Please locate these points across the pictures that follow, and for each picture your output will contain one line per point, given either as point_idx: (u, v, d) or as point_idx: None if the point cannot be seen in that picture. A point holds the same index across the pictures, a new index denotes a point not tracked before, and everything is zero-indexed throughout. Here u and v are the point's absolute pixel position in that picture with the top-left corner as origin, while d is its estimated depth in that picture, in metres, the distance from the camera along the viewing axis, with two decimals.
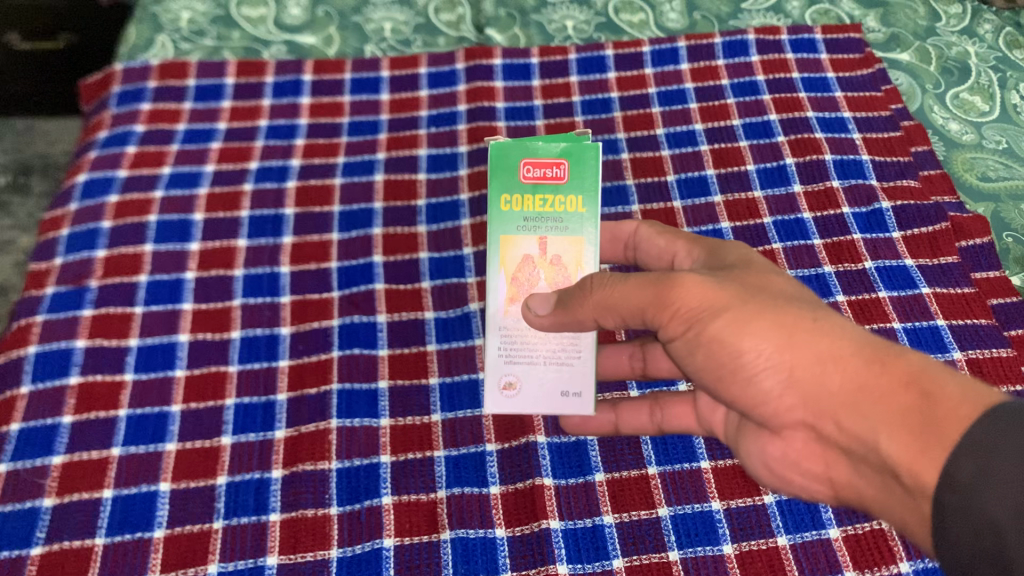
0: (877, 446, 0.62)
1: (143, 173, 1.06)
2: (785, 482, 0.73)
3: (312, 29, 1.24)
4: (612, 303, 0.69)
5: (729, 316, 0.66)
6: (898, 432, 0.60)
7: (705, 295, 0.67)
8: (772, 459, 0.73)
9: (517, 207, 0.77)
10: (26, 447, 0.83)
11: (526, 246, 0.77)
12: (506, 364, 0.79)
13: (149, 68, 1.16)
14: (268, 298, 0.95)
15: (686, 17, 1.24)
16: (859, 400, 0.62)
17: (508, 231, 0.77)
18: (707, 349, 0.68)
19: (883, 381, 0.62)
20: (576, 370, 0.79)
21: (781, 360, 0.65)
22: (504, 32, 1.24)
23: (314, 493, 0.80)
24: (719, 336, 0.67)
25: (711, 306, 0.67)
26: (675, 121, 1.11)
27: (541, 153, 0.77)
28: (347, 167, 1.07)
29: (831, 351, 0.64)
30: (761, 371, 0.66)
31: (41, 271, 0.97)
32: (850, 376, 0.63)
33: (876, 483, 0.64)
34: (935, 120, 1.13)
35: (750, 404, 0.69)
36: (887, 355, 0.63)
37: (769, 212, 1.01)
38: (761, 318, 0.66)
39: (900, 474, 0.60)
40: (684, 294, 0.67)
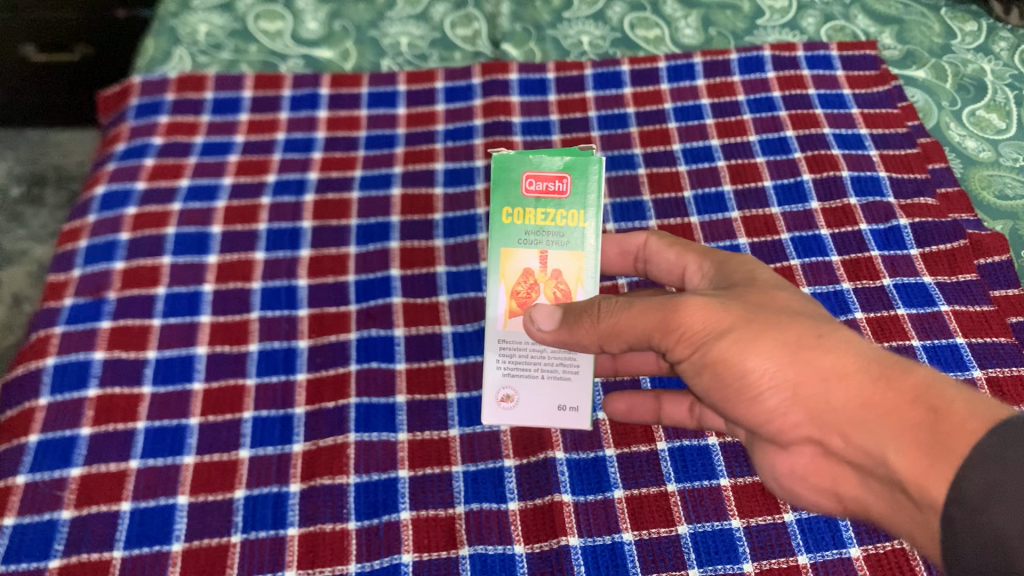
0: (884, 460, 0.60)
1: (161, 185, 1.06)
2: (793, 494, 0.72)
3: (328, 43, 1.24)
4: (618, 329, 0.69)
5: (732, 336, 0.65)
6: (906, 447, 0.58)
7: (709, 318, 0.66)
8: (782, 474, 0.71)
9: (519, 221, 0.78)
10: (43, 459, 0.83)
11: (527, 260, 0.78)
12: (505, 377, 0.80)
13: (167, 81, 1.17)
14: (286, 311, 0.95)
15: (701, 33, 1.24)
16: (864, 417, 0.60)
17: (509, 244, 0.78)
18: (712, 370, 0.67)
19: (890, 398, 0.60)
20: (574, 384, 0.80)
21: (786, 378, 0.63)
22: (520, 47, 1.25)
23: (332, 508, 0.80)
24: (723, 356, 0.65)
25: (715, 328, 0.66)
26: (692, 136, 1.11)
27: (544, 166, 0.78)
28: (365, 181, 1.07)
29: (836, 367, 0.62)
30: (766, 390, 0.64)
31: (59, 282, 0.97)
32: (856, 392, 0.61)
33: (885, 498, 0.62)
34: (952, 137, 1.13)
35: (756, 421, 0.67)
36: (894, 370, 0.61)
37: (787, 229, 1.01)
38: (765, 337, 0.64)
39: (910, 490, 0.58)
40: (689, 317, 0.66)
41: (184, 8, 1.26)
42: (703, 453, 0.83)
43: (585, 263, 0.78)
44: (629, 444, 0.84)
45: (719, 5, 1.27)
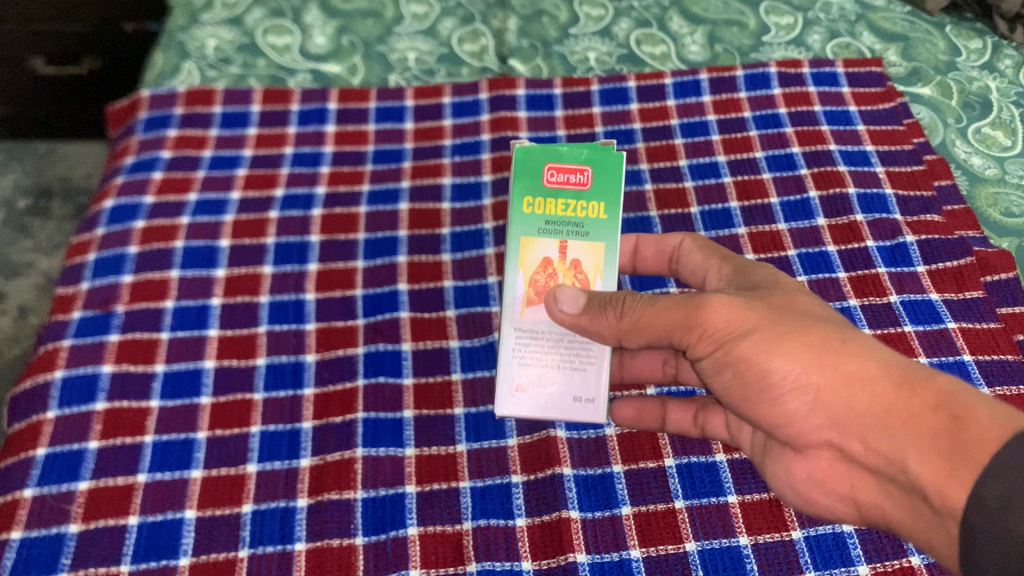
0: (904, 467, 0.65)
1: (169, 199, 1.06)
2: (809, 502, 0.75)
3: (336, 58, 1.25)
4: (643, 325, 0.72)
5: (758, 337, 0.69)
6: (926, 453, 0.64)
7: (735, 317, 0.70)
8: (798, 480, 0.75)
9: (539, 210, 0.81)
10: (51, 472, 0.83)
11: (547, 248, 0.81)
12: (521, 366, 0.81)
13: (176, 95, 1.17)
14: (293, 325, 0.95)
15: (707, 50, 1.25)
16: (886, 420, 0.66)
17: (530, 232, 0.81)
18: (736, 368, 0.71)
19: (913, 404, 0.65)
20: (589, 375, 0.81)
21: (809, 381, 0.68)
22: (527, 63, 1.25)
23: (339, 524, 0.80)
24: (748, 356, 0.70)
25: (740, 327, 0.70)
26: (699, 152, 1.12)
27: (566, 159, 0.81)
28: (373, 196, 1.08)
29: (860, 372, 0.67)
30: (789, 392, 0.69)
31: (67, 295, 0.97)
32: (878, 396, 0.67)
33: (903, 505, 0.68)
34: (957, 154, 1.13)
35: (777, 423, 0.72)
36: (914, 377, 0.66)
37: (793, 245, 1.01)
38: (790, 339, 0.69)
39: (929, 495, 0.63)
40: (715, 315, 0.70)
41: (193, 23, 1.27)
42: (710, 469, 0.83)
43: (603, 252, 0.81)
44: (637, 460, 0.84)
45: (725, 22, 1.28)
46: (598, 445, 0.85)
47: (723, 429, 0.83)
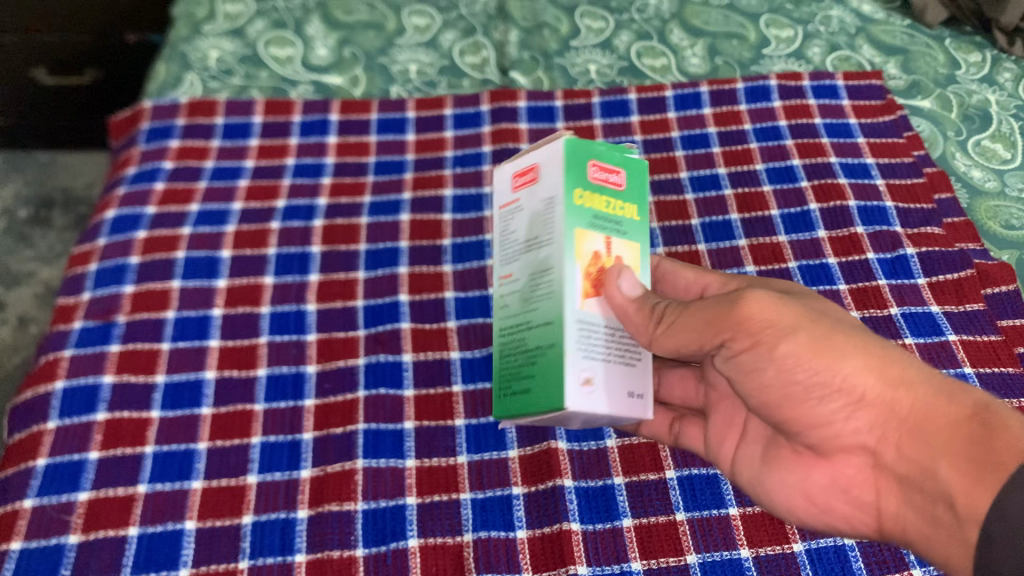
0: (935, 472, 0.66)
1: (171, 210, 1.06)
2: (825, 511, 0.73)
3: (338, 69, 1.25)
4: (680, 322, 0.69)
5: (802, 336, 0.67)
6: (958, 462, 0.64)
7: (777, 314, 0.67)
8: (816, 486, 0.73)
9: (588, 203, 0.72)
10: (51, 483, 0.83)
11: (596, 242, 0.72)
12: (585, 356, 0.69)
13: (178, 106, 1.18)
14: (295, 336, 0.95)
15: (708, 62, 1.25)
16: (925, 426, 0.67)
17: (582, 225, 0.71)
18: (775, 369, 0.67)
19: (951, 411, 0.66)
20: (637, 371, 0.73)
21: (850, 384, 0.67)
22: (528, 75, 1.25)
23: (340, 535, 0.80)
24: (789, 354, 0.66)
25: (784, 324, 0.67)
26: (700, 164, 1.12)
27: (605, 158, 0.75)
28: (374, 207, 1.08)
29: (904, 379, 0.68)
30: (827, 396, 0.68)
31: (69, 305, 0.97)
32: (918, 401, 0.67)
33: (925, 513, 0.66)
34: (957, 167, 1.13)
35: (808, 425, 0.70)
36: (953, 387, 0.67)
37: (794, 257, 1.01)
38: (834, 338, 0.68)
39: (955, 502, 0.63)
40: (756, 310, 0.67)
41: (196, 34, 1.27)
42: (711, 481, 0.83)
43: (638, 254, 0.76)
44: (638, 472, 0.84)
45: (725, 35, 1.28)
46: (599, 457, 0.85)
47: (700, 441, 0.82)
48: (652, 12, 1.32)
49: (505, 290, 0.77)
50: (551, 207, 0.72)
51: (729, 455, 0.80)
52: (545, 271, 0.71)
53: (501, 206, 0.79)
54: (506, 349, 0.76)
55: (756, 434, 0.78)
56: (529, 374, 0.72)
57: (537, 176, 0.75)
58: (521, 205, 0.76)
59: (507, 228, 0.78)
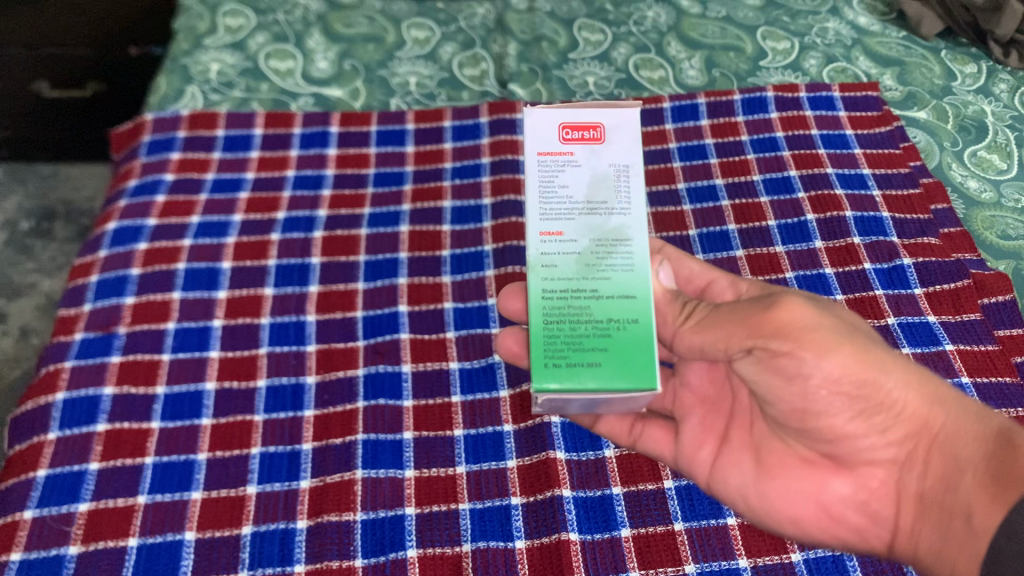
0: (956, 487, 0.66)
1: (172, 222, 1.07)
2: (838, 522, 0.73)
3: (338, 82, 1.26)
4: (709, 323, 0.69)
5: (851, 350, 0.66)
6: (980, 476, 0.65)
7: (826, 325, 0.66)
8: (833, 500, 0.73)
9: None
10: (52, 494, 0.83)
11: None
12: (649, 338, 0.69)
13: (179, 119, 1.18)
14: (295, 347, 0.95)
15: (705, 74, 1.26)
16: (955, 444, 0.67)
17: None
18: (812, 387, 0.67)
19: (977, 429, 0.67)
20: None
21: (889, 399, 0.68)
22: (527, 87, 1.26)
23: (338, 545, 0.80)
24: (835, 368, 0.66)
25: (833, 337, 0.66)
26: (697, 175, 1.13)
27: None
28: (374, 218, 1.08)
29: (939, 397, 0.69)
30: (862, 412, 0.68)
31: (69, 317, 0.98)
32: (950, 420, 0.68)
33: (939, 525, 0.67)
34: (954, 177, 1.14)
35: (840, 437, 0.70)
36: (980, 407, 0.69)
37: (791, 267, 1.02)
38: (879, 353, 0.68)
39: (973, 514, 0.64)
40: (806, 319, 0.66)
41: (197, 47, 1.28)
42: None
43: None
44: (637, 482, 0.84)
45: (722, 47, 1.29)
46: (597, 467, 0.86)
47: (668, 446, 0.82)
48: (650, 25, 1.33)
49: (543, 248, 0.68)
50: (626, 172, 0.70)
51: (707, 460, 0.79)
52: (618, 239, 0.68)
53: (536, 151, 0.70)
54: (551, 313, 0.67)
55: (741, 444, 0.78)
56: (595, 350, 0.67)
57: (602, 135, 0.71)
58: (576, 159, 0.70)
59: (546, 178, 0.70)
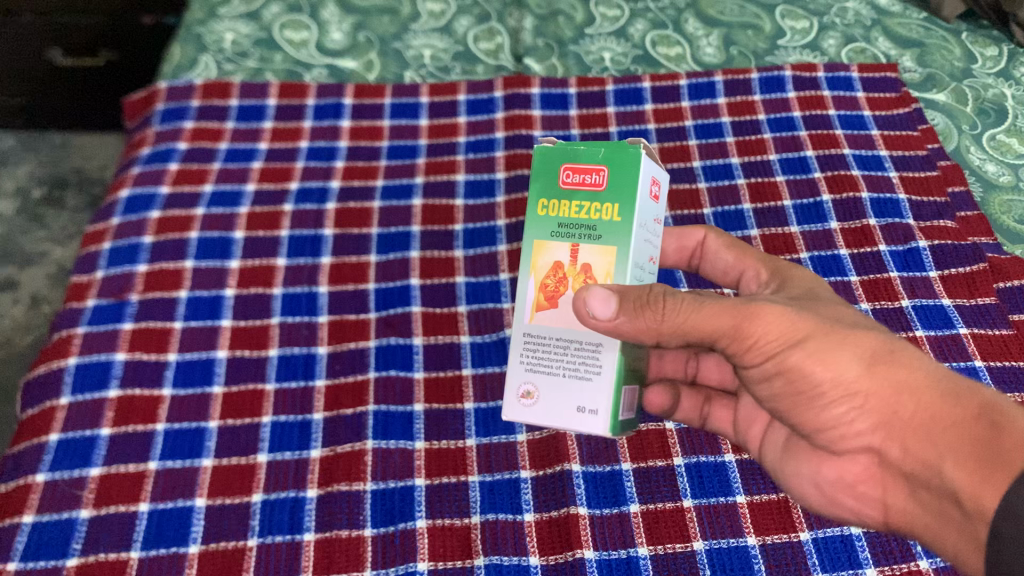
0: (941, 471, 0.62)
1: (185, 190, 1.07)
2: (834, 504, 0.73)
3: (352, 54, 1.25)
4: (688, 324, 0.64)
5: (810, 347, 0.65)
6: (962, 461, 0.61)
7: (784, 326, 0.65)
8: (826, 480, 0.72)
9: (553, 213, 0.72)
10: (64, 458, 0.83)
11: (558, 252, 0.71)
12: (526, 371, 0.73)
13: (193, 88, 1.18)
14: (306, 318, 0.95)
15: (722, 52, 1.25)
16: (930, 427, 0.63)
17: (543, 236, 0.72)
18: (786, 377, 0.67)
19: (956, 412, 0.62)
20: (595, 384, 0.70)
21: (858, 392, 0.65)
22: (543, 62, 1.26)
23: (348, 515, 0.80)
24: (799, 366, 0.65)
25: (790, 338, 0.65)
26: (712, 153, 1.12)
27: (583, 158, 0.71)
28: (387, 191, 1.08)
29: (907, 382, 0.64)
30: (834, 402, 0.66)
31: (82, 283, 0.98)
32: (922, 404, 0.64)
33: (934, 510, 0.65)
34: (972, 160, 1.13)
35: (814, 428, 0.69)
36: (959, 385, 0.63)
37: (806, 248, 1.01)
38: (843, 349, 0.65)
39: (962, 499, 0.61)
40: (767, 322, 0.65)
41: (211, 16, 1.28)
42: (720, 469, 0.83)
43: (618, 261, 0.69)
44: (646, 458, 0.84)
45: (740, 25, 1.28)
46: (607, 444, 0.86)
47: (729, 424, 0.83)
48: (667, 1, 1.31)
49: None
50: None
51: (757, 438, 0.80)
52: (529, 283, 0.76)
53: None
54: None
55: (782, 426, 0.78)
56: None
57: None
58: None
59: None
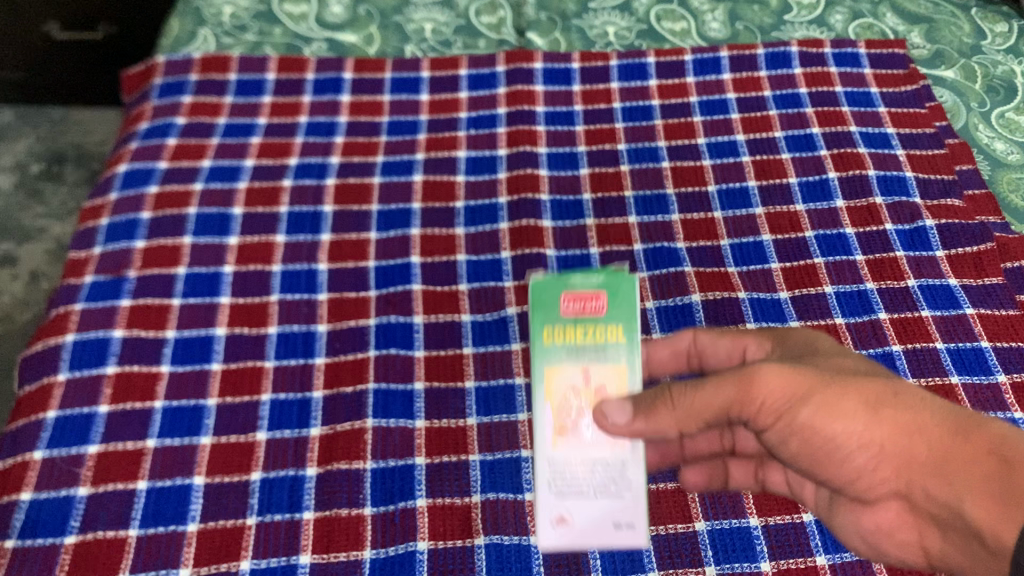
0: (961, 511, 0.62)
1: (184, 165, 1.06)
2: (877, 551, 0.70)
3: (353, 28, 1.23)
4: (699, 405, 0.62)
5: (818, 401, 0.62)
6: (980, 497, 0.60)
7: (787, 384, 0.62)
8: (865, 529, 0.70)
9: (560, 340, 0.69)
10: (62, 435, 0.83)
11: (570, 377, 0.68)
12: (555, 498, 0.67)
13: (191, 61, 1.16)
14: (306, 295, 0.95)
15: (728, 27, 1.23)
16: (946, 468, 0.62)
17: (552, 363, 0.68)
18: (801, 438, 0.64)
19: (967, 449, 0.62)
20: (629, 500, 0.67)
21: (870, 439, 0.63)
22: (545, 36, 1.24)
23: (348, 493, 0.80)
24: (811, 424, 0.62)
25: (797, 394, 0.62)
26: (717, 130, 1.10)
27: (579, 286, 0.70)
28: (387, 167, 1.07)
29: (916, 424, 0.63)
30: (853, 452, 0.64)
31: (79, 260, 0.97)
32: (936, 446, 0.62)
33: (962, 546, 0.64)
34: (980, 138, 1.11)
35: (844, 482, 0.66)
36: (967, 422, 0.63)
37: (842, 314, 0.92)
38: (848, 397, 0.62)
39: (984, 536, 0.60)
40: (772, 385, 0.62)
41: None
42: None
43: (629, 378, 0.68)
44: None
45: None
46: None
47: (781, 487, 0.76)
48: None
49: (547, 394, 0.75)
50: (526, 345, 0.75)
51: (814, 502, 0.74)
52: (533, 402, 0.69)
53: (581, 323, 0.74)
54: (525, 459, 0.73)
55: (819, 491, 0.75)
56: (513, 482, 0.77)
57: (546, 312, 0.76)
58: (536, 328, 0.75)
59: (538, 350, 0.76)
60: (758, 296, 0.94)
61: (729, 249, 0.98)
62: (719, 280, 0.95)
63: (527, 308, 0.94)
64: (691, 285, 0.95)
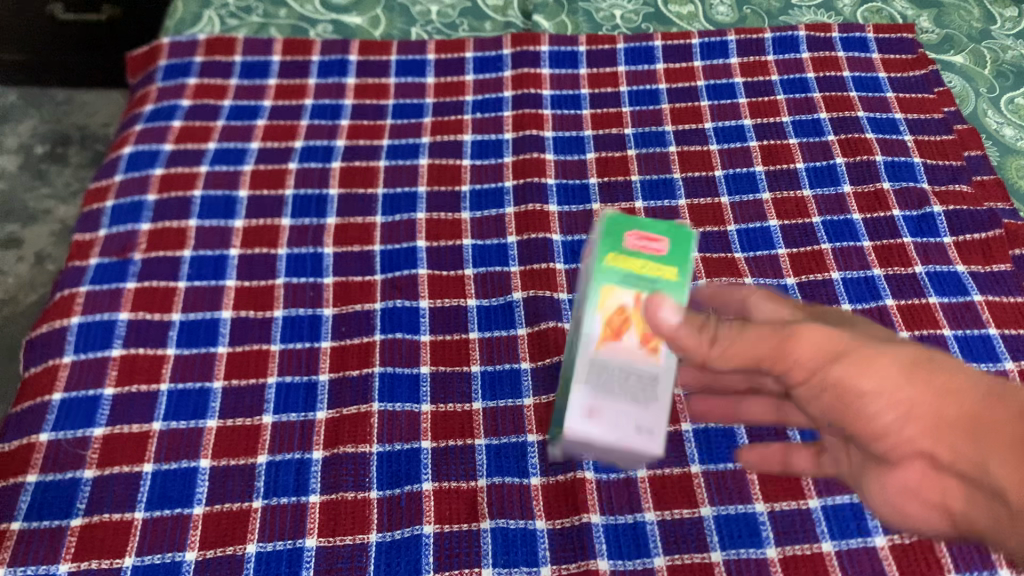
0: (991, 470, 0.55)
1: (189, 148, 1.06)
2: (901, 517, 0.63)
3: (358, 10, 1.23)
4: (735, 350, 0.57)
5: (852, 358, 0.57)
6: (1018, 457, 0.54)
7: (823, 340, 0.57)
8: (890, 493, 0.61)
9: (619, 264, 0.63)
10: (68, 417, 0.83)
11: (623, 294, 0.63)
12: (582, 383, 0.63)
13: (196, 43, 1.16)
14: (311, 279, 0.94)
15: (736, 11, 1.22)
16: (984, 428, 0.55)
17: (610, 280, 0.63)
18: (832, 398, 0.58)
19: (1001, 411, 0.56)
20: (655, 405, 0.63)
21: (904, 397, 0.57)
22: (552, 19, 1.23)
23: (354, 477, 0.80)
24: (843, 381, 0.57)
25: (829, 351, 0.57)
26: (724, 115, 1.09)
27: (644, 226, 0.65)
28: (392, 150, 1.07)
29: (951, 385, 0.57)
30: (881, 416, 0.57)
31: (85, 242, 0.97)
32: (970, 405, 0.56)
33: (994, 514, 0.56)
34: (989, 124, 1.10)
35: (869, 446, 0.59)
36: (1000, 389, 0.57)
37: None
38: (884, 356, 0.57)
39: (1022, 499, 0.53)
40: (807, 340, 0.57)
41: None
42: (728, 435, 0.82)
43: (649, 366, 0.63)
44: None
45: None
46: None
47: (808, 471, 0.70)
48: None
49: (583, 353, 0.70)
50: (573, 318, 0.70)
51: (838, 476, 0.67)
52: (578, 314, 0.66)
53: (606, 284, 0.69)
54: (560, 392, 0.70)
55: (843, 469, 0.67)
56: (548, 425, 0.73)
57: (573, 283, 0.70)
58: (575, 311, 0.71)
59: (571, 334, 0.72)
60: (765, 283, 0.93)
61: (735, 234, 0.98)
62: (726, 266, 0.95)
63: (532, 292, 0.93)
64: (698, 271, 0.94)
